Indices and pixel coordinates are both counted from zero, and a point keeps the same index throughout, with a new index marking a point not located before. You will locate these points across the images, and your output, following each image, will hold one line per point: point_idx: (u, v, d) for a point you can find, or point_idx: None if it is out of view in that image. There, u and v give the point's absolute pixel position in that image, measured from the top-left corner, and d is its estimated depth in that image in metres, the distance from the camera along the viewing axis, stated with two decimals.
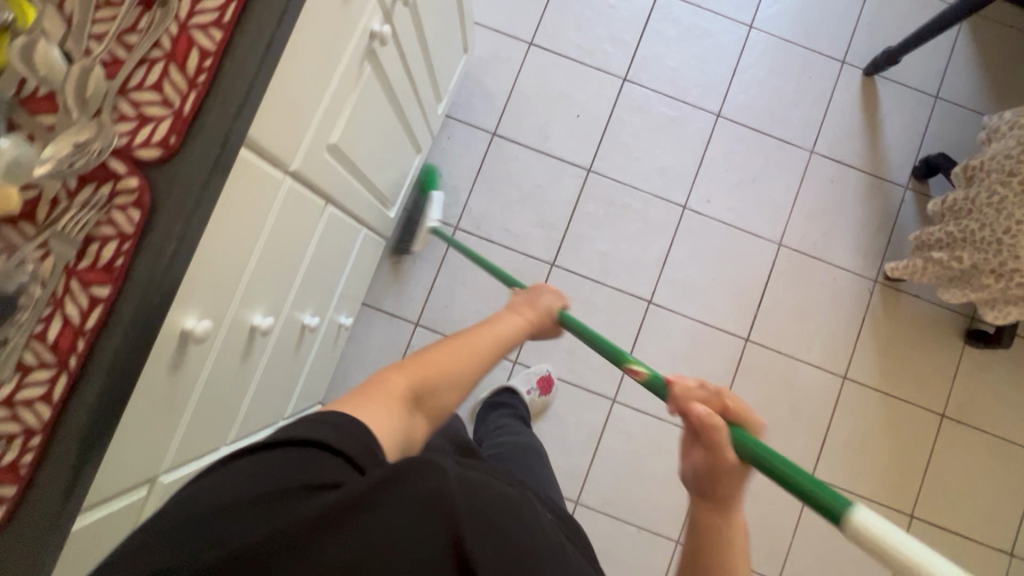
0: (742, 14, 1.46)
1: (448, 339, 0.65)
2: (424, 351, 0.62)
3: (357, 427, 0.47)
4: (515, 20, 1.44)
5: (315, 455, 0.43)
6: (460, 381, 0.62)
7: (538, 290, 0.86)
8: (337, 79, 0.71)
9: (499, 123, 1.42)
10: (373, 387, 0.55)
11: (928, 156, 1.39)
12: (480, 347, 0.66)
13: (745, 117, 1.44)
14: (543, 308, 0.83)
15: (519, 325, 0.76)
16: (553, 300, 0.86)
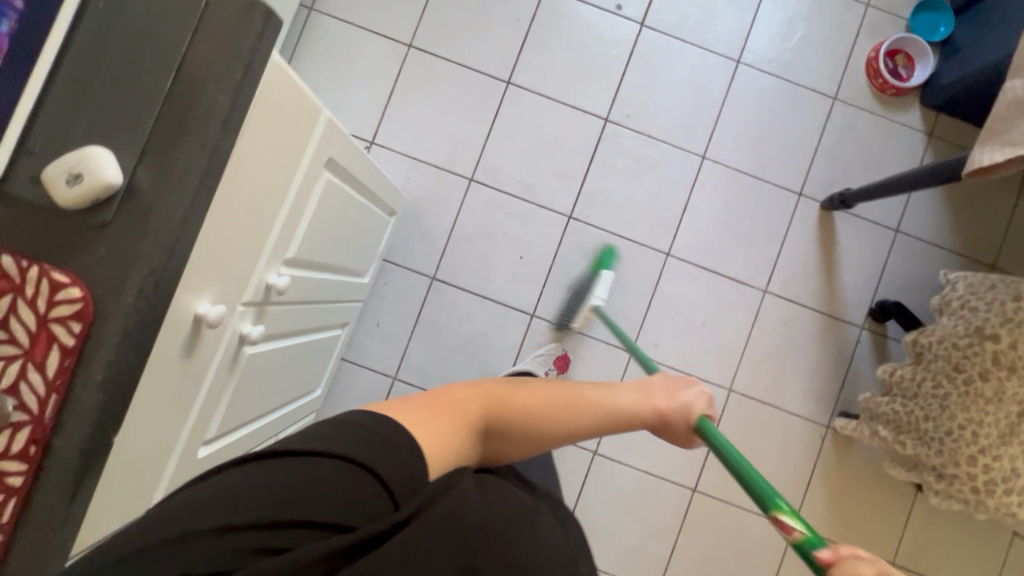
0: (694, 144, 1.40)
1: (547, 387, 0.56)
2: (516, 387, 0.55)
3: (411, 449, 0.43)
4: (456, 156, 1.38)
5: (334, 470, 0.41)
6: (527, 443, 0.53)
7: (684, 379, 0.65)
8: (202, 397, 0.65)
9: (438, 266, 1.37)
10: (444, 400, 0.50)
11: (883, 301, 1.34)
12: (580, 415, 0.55)
13: (695, 256, 1.39)
14: (682, 406, 0.62)
15: (637, 408, 0.59)
16: (699, 401, 0.63)
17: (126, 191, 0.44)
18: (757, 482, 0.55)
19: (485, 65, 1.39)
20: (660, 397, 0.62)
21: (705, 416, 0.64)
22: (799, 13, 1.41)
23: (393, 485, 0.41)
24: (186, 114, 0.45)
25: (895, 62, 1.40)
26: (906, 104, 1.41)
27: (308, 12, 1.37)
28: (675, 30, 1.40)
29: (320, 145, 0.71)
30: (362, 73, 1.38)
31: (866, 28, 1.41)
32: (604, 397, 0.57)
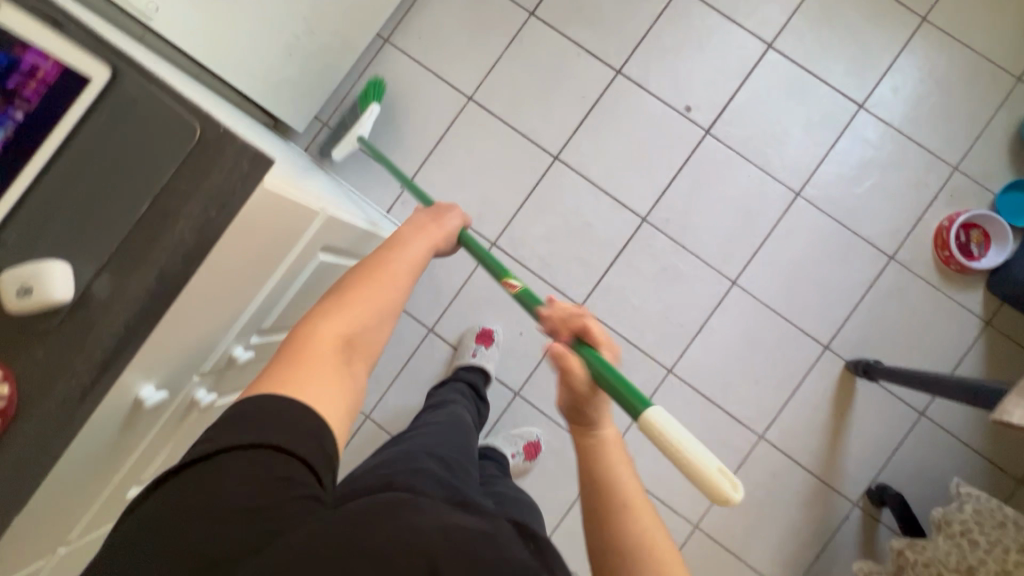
0: (727, 267, 1.34)
1: (368, 272, 0.62)
2: (351, 283, 0.60)
3: (294, 414, 0.46)
4: (485, 217, 1.37)
5: (272, 462, 0.44)
6: (384, 318, 0.60)
7: (444, 209, 0.83)
8: (135, 456, 0.65)
9: (438, 320, 1.37)
10: (301, 353, 0.51)
11: (883, 487, 1.24)
12: (396, 267, 0.65)
13: (698, 380, 1.33)
14: (450, 225, 0.80)
15: (428, 242, 0.73)
16: (455, 218, 0.82)
17: (75, 304, 0.45)
18: (497, 266, 0.84)
19: (537, 134, 1.37)
20: (433, 223, 0.78)
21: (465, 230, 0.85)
22: (874, 159, 1.34)
23: (303, 451, 0.45)
24: (152, 242, 0.46)
25: (969, 236, 1.30)
26: (969, 284, 1.31)
27: (381, 43, 1.39)
28: (739, 145, 1.35)
29: (319, 234, 0.71)
30: (417, 115, 1.39)
31: (945, 193, 1.32)
32: (404, 254, 0.67)
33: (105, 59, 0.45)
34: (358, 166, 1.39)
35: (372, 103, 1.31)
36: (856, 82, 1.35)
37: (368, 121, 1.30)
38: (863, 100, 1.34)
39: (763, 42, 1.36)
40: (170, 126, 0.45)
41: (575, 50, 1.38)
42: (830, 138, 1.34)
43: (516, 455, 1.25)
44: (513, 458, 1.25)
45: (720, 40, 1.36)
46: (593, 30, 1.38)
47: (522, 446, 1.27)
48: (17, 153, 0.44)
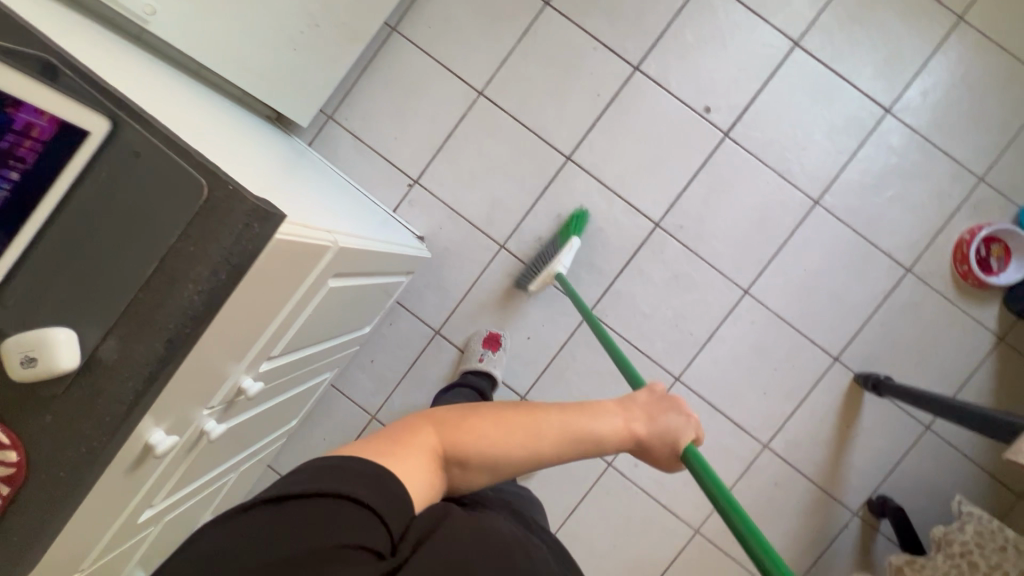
0: (740, 275, 1.31)
1: (511, 414, 0.57)
2: (479, 415, 0.57)
3: (378, 475, 0.46)
4: (494, 219, 1.34)
5: (340, 510, 0.43)
6: (497, 464, 0.55)
7: (671, 406, 0.64)
8: (138, 498, 0.63)
9: (445, 322, 1.36)
10: (407, 438, 0.53)
11: (884, 499, 1.26)
12: (541, 437, 0.57)
13: (705, 389, 1.33)
14: (663, 431, 0.62)
15: (612, 430, 0.60)
16: (687, 429, 0.64)
17: (80, 370, 0.44)
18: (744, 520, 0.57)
19: (550, 134, 1.33)
20: (642, 421, 0.62)
21: (691, 441, 0.65)
22: (898, 168, 1.29)
23: (378, 506, 0.44)
24: (158, 308, 0.44)
25: (989, 250, 1.28)
26: (986, 299, 1.29)
27: (388, 31, 1.33)
28: (759, 150, 1.30)
29: (329, 264, 0.69)
30: (425, 110, 1.34)
31: (969, 204, 1.28)
32: (570, 422, 0.58)
33: (104, 110, 0.42)
34: (364, 163, 1.35)
35: (573, 237, 1.23)
36: (885, 85, 1.29)
37: (567, 256, 1.22)
38: (891, 105, 1.29)
39: (789, 39, 1.29)
40: (175, 186, 0.43)
41: (592, 44, 1.31)
42: (853, 144, 1.29)
43: None
44: None
45: (745, 37, 1.30)
46: (611, 22, 1.31)
47: None
48: (5, 217, 0.40)
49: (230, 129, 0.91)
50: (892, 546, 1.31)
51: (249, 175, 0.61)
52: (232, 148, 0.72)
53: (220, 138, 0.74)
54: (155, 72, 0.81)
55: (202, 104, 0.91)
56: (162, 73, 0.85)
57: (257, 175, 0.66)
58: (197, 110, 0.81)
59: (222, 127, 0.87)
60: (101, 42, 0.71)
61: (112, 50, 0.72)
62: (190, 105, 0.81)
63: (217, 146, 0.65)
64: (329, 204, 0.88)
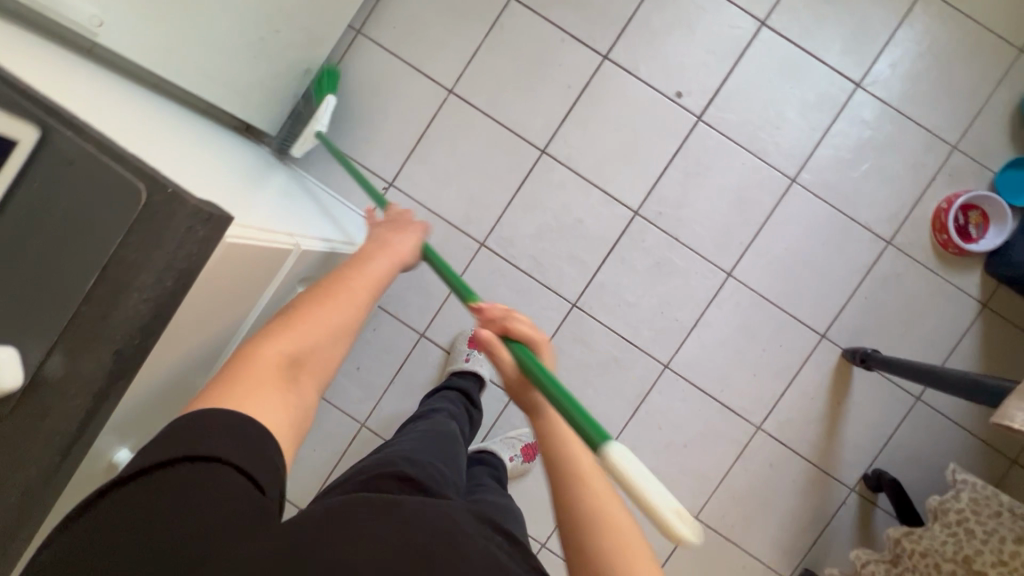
0: (722, 258, 1.31)
1: (324, 293, 0.62)
2: (305, 302, 0.59)
3: (234, 421, 0.47)
4: (472, 217, 1.33)
5: (209, 474, 0.44)
6: (336, 335, 0.59)
7: (401, 225, 0.84)
8: None
9: (430, 324, 1.34)
10: (242, 378, 0.50)
11: (880, 472, 1.25)
12: (355, 304, 0.63)
13: (694, 375, 1.32)
14: (413, 243, 0.82)
15: (388, 267, 0.73)
16: (415, 236, 0.83)
17: (25, 390, 0.42)
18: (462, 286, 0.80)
19: (523, 128, 1.32)
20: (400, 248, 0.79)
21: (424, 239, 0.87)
22: (871, 141, 1.29)
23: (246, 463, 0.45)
24: (104, 319, 0.42)
25: (967, 217, 1.28)
26: (967, 267, 1.29)
27: (353, 35, 1.31)
28: (733, 132, 1.30)
29: (293, 268, 0.68)
30: (396, 112, 1.33)
31: (944, 173, 1.28)
32: (317, 300, 0.60)
33: (34, 118, 0.40)
34: (337, 169, 1.34)
35: (327, 95, 1.22)
36: (853, 60, 1.29)
37: (325, 115, 1.24)
38: (861, 79, 1.29)
39: (755, 19, 1.29)
40: (110, 191, 0.41)
41: (559, 36, 1.31)
42: (826, 120, 1.29)
43: (514, 458, 1.24)
44: (511, 460, 1.24)
45: (711, 20, 1.29)
46: (577, 13, 1.31)
47: (520, 448, 1.26)
48: None
49: (194, 141, 0.89)
50: (891, 519, 1.31)
51: (199, 180, 0.59)
52: (185, 156, 0.70)
53: (175, 145, 0.71)
54: (110, 85, 0.79)
55: (163, 115, 0.89)
56: (119, 86, 0.83)
57: (211, 182, 0.63)
58: (158, 121, 0.79)
59: (184, 136, 0.84)
60: (51, 56, 0.69)
61: (63, 64, 0.70)
62: (150, 117, 0.79)
63: (166, 153, 0.63)
64: (295, 209, 0.85)
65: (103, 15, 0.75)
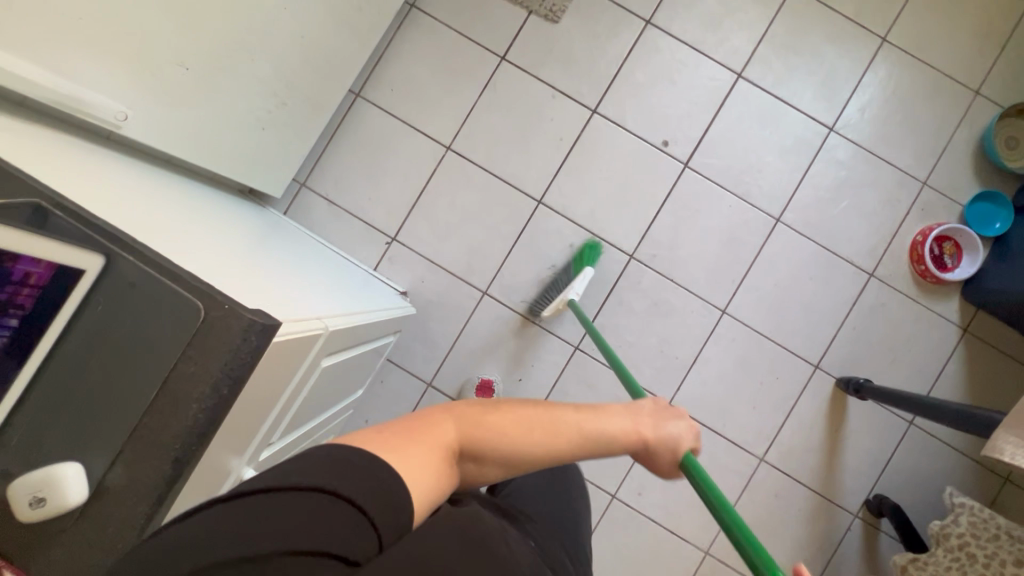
0: (715, 296, 1.37)
1: (537, 411, 0.59)
2: (502, 412, 0.58)
3: (383, 474, 0.45)
4: (474, 267, 1.37)
5: (320, 508, 0.41)
6: (513, 461, 0.57)
7: (669, 410, 0.69)
8: None
9: (437, 372, 1.37)
10: (426, 428, 0.53)
11: (881, 497, 1.29)
12: (558, 441, 0.58)
13: (697, 410, 1.36)
14: (668, 437, 0.66)
15: (621, 432, 0.63)
16: (687, 436, 0.68)
17: (86, 502, 0.44)
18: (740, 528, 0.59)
19: (519, 180, 1.37)
20: (646, 423, 0.66)
21: (691, 450, 0.69)
22: (848, 180, 1.37)
23: (368, 505, 0.43)
24: (164, 430, 0.45)
25: (942, 248, 1.35)
26: (946, 295, 1.36)
27: (353, 97, 1.37)
28: (718, 176, 1.37)
29: (322, 345, 0.71)
30: (396, 169, 1.38)
31: (917, 208, 1.36)
32: (576, 420, 0.60)
33: (99, 250, 0.44)
34: (340, 225, 1.38)
35: (587, 267, 1.27)
36: (825, 106, 1.38)
37: (581, 285, 1.24)
38: (834, 123, 1.38)
39: (732, 72, 1.38)
40: (172, 311, 0.44)
41: (550, 93, 1.38)
42: (804, 162, 1.37)
43: None
44: None
45: (692, 73, 1.38)
46: (565, 71, 1.38)
47: None
48: (6, 364, 0.42)
49: (214, 217, 0.93)
50: (894, 542, 1.34)
51: (238, 271, 0.62)
52: (218, 237, 0.73)
53: (206, 227, 0.75)
54: (134, 174, 0.83)
55: (181, 195, 0.93)
56: (142, 171, 0.87)
57: (243, 266, 0.67)
58: (182, 206, 0.83)
59: (206, 215, 0.89)
60: (83, 156, 0.73)
61: (96, 163, 0.74)
62: (174, 201, 0.83)
63: (204, 241, 0.66)
64: (314, 279, 0.89)
65: (128, 110, 0.79)
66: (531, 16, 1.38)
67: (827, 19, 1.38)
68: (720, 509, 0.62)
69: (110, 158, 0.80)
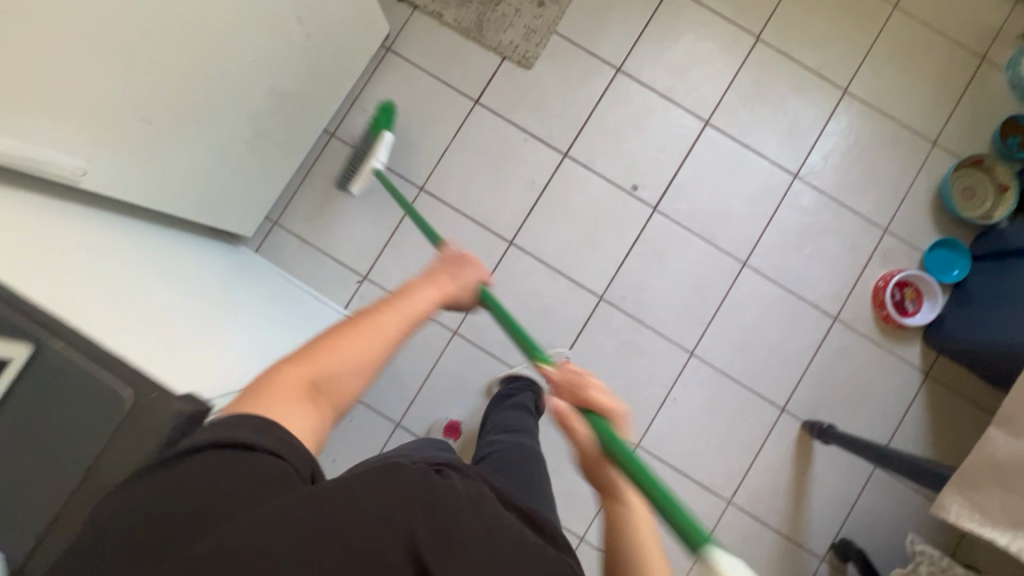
0: (684, 339, 1.38)
1: (355, 321, 0.62)
2: (323, 334, 0.60)
3: (263, 423, 0.49)
4: (444, 307, 1.38)
5: (248, 455, 0.47)
6: (364, 366, 0.60)
7: (461, 262, 0.85)
8: None
9: (405, 414, 1.35)
10: (269, 389, 0.54)
11: (846, 542, 1.30)
12: (386, 329, 0.63)
13: (666, 453, 1.36)
14: (464, 285, 0.84)
15: (433, 296, 0.74)
16: (474, 272, 0.86)
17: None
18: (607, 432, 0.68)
19: (491, 221, 1.39)
20: (445, 282, 0.79)
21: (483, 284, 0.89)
22: (812, 226, 1.41)
23: (276, 446, 0.48)
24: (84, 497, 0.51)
25: (903, 293, 1.38)
26: (907, 339, 1.39)
27: (328, 138, 1.39)
28: (687, 221, 1.40)
29: None
30: (369, 208, 1.39)
31: (879, 254, 1.40)
32: (392, 309, 0.66)
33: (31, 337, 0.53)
34: (312, 264, 1.38)
35: (385, 133, 1.23)
36: (789, 154, 1.42)
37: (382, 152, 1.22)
38: (798, 170, 1.42)
39: (700, 119, 1.42)
40: (95, 398, 0.53)
41: (522, 136, 1.41)
42: (769, 208, 1.41)
43: None
44: None
45: (661, 120, 1.42)
46: (538, 115, 1.41)
47: None
48: None
49: (188, 273, 0.92)
50: None
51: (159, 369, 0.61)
52: (159, 319, 0.73)
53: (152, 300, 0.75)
54: (105, 227, 0.83)
55: (160, 248, 0.93)
56: (115, 224, 0.87)
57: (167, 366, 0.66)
58: (154, 271, 0.83)
59: (180, 276, 0.88)
60: (48, 210, 0.73)
61: (69, 225, 0.74)
62: (148, 263, 0.83)
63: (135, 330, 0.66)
64: (262, 352, 0.88)
65: (86, 163, 0.80)
66: (504, 62, 1.42)
67: (790, 70, 1.43)
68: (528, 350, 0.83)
69: (74, 210, 0.80)
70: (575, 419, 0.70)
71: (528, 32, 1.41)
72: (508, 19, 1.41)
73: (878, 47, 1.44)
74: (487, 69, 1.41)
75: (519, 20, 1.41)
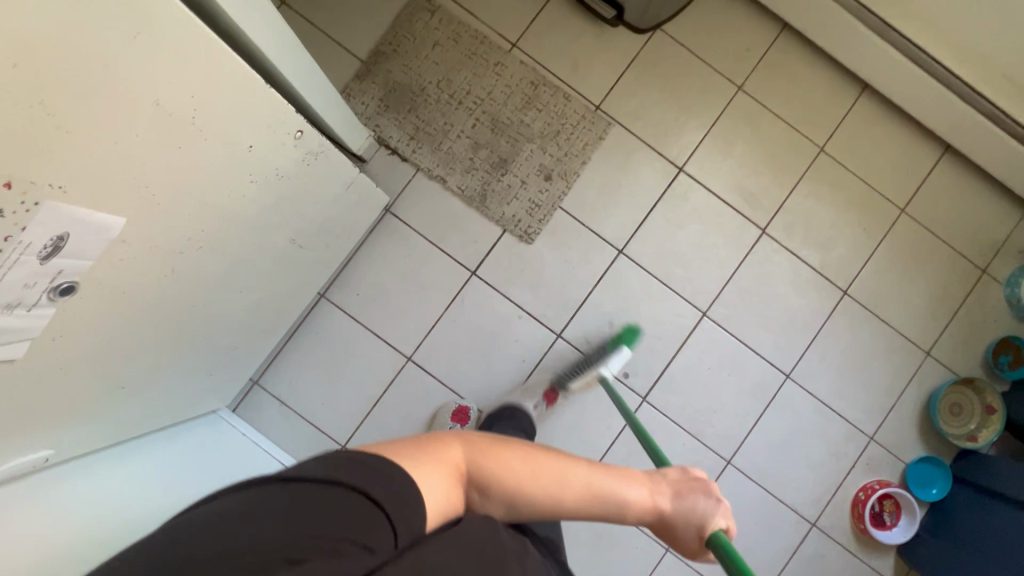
0: (661, 533, 1.37)
1: (546, 451, 0.61)
2: (515, 443, 0.61)
3: (401, 475, 0.48)
4: None
5: (346, 498, 0.44)
6: (516, 495, 0.58)
7: (696, 482, 0.69)
8: None
9: None
10: (439, 446, 0.55)
11: None
12: (567, 485, 0.60)
13: None
14: (688, 510, 0.67)
15: (639, 497, 0.64)
16: (712, 512, 0.67)
17: None
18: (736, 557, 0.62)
19: (479, 397, 1.37)
20: (668, 496, 0.67)
21: (721, 529, 0.68)
22: (800, 426, 1.40)
23: (384, 500, 0.46)
24: None
25: (882, 505, 1.39)
26: (881, 550, 1.39)
27: (319, 298, 1.35)
28: (675, 413, 1.38)
29: None
30: (353, 374, 1.36)
31: (862, 461, 1.40)
32: (597, 473, 0.63)
33: None
34: (289, 425, 1.35)
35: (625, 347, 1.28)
36: (783, 353, 1.40)
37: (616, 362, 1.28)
38: (790, 370, 1.40)
39: (698, 309, 1.40)
40: None
41: (516, 313, 1.38)
42: (759, 406, 1.39)
43: None
44: None
45: (657, 308, 1.39)
46: (533, 292, 1.39)
47: None
48: None
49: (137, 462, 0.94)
50: None
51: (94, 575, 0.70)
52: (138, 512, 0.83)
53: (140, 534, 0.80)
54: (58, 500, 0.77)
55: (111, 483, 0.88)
56: (63, 480, 0.81)
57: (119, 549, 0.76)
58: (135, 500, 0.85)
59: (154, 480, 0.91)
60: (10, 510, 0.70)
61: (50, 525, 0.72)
62: (108, 533, 0.77)
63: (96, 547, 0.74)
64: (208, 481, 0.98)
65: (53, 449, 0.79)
66: (505, 234, 1.38)
67: (793, 266, 1.42)
68: (727, 555, 0.63)
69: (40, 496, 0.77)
70: (690, 475, 0.70)
71: (532, 206, 1.38)
72: (513, 191, 1.38)
73: (881, 251, 1.43)
74: (485, 239, 1.38)
75: (524, 194, 1.38)
